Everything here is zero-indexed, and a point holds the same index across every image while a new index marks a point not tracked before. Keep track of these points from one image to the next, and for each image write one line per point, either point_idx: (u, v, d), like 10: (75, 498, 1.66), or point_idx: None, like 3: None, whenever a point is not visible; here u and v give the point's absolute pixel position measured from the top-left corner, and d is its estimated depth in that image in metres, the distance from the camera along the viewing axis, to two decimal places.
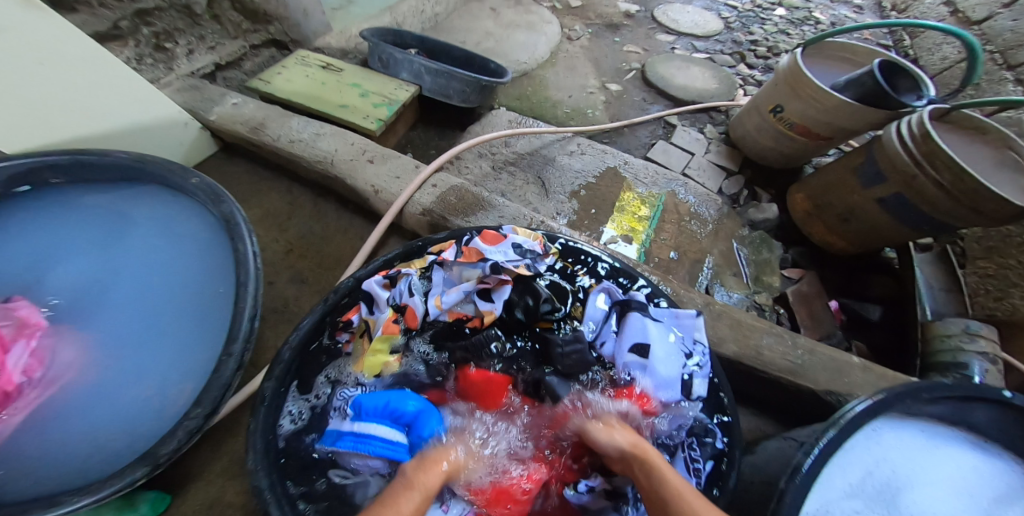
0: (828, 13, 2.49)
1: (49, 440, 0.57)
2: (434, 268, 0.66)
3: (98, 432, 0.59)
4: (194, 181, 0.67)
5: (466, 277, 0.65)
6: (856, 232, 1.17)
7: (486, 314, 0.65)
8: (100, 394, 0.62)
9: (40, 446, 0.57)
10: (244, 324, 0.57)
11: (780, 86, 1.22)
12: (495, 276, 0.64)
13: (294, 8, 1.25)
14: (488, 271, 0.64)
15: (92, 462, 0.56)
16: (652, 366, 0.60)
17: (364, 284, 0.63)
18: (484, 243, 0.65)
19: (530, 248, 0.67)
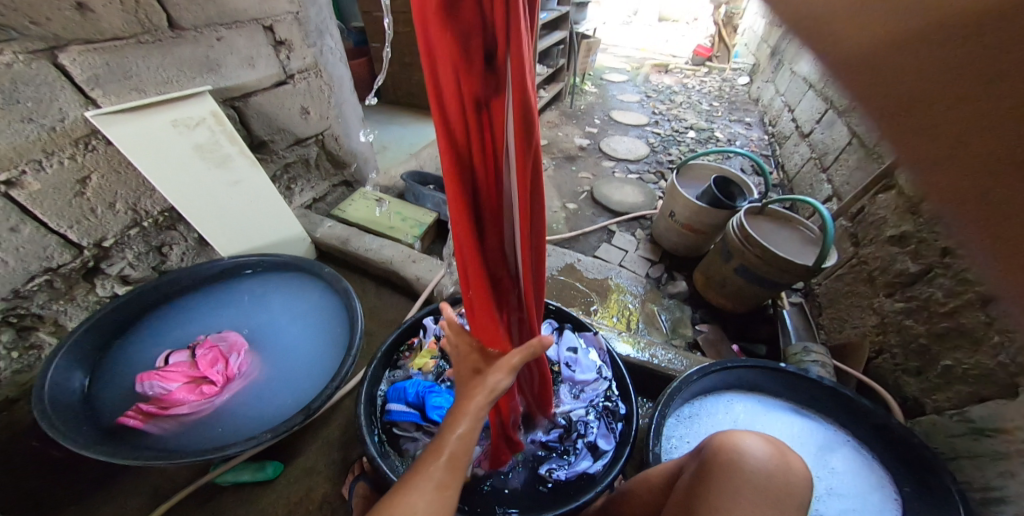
0: (727, 131, 3.43)
1: (234, 418, 1.02)
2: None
3: (259, 415, 1.03)
4: (325, 273, 1.24)
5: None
6: (731, 293, 1.76)
7: None
8: (264, 386, 1.09)
9: (234, 413, 1.03)
10: (356, 344, 1.07)
11: (669, 198, 1.93)
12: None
13: (359, 159, 2.02)
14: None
15: (257, 428, 0.99)
16: (579, 359, 1.14)
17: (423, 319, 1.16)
18: None
19: None
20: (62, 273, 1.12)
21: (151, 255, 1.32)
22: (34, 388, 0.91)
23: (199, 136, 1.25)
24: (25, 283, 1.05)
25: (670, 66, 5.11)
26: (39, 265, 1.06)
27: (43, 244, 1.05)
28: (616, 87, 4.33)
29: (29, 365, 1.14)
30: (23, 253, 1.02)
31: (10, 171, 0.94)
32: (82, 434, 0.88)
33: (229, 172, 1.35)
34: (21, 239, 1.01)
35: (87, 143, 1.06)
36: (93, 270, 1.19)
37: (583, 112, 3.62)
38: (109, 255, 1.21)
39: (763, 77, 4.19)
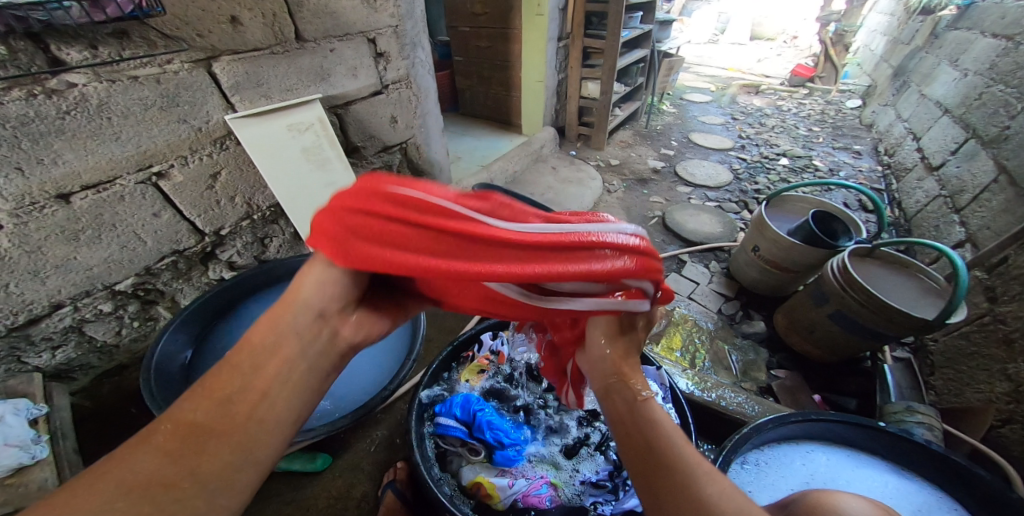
0: (827, 160, 3.06)
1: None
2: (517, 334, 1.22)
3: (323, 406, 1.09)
4: None
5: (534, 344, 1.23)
6: (823, 341, 1.55)
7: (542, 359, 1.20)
8: None
9: None
10: (416, 349, 1.10)
11: (755, 231, 1.75)
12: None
13: (435, 168, 2.15)
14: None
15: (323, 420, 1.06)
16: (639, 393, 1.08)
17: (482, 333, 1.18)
18: None
19: None
20: (185, 256, 1.31)
21: (254, 246, 1.50)
22: (146, 357, 1.07)
23: (306, 139, 1.41)
24: (156, 261, 1.23)
25: (763, 87, 4.73)
26: (170, 247, 1.25)
27: (176, 229, 1.24)
28: (698, 108, 4.10)
29: (143, 335, 1.31)
30: (159, 235, 1.20)
31: (162, 164, 1.13)
32: (174, 405, 1.01)
33: (325, 173, 1.51)
34: (160, 223, 1.19)
35: (223, 142, 1.24)
36: (210, 255, 1.38)
37: (660, 133, 3.48)
38: (224, 242, 1.40)
39: (880, 100, 3.72)
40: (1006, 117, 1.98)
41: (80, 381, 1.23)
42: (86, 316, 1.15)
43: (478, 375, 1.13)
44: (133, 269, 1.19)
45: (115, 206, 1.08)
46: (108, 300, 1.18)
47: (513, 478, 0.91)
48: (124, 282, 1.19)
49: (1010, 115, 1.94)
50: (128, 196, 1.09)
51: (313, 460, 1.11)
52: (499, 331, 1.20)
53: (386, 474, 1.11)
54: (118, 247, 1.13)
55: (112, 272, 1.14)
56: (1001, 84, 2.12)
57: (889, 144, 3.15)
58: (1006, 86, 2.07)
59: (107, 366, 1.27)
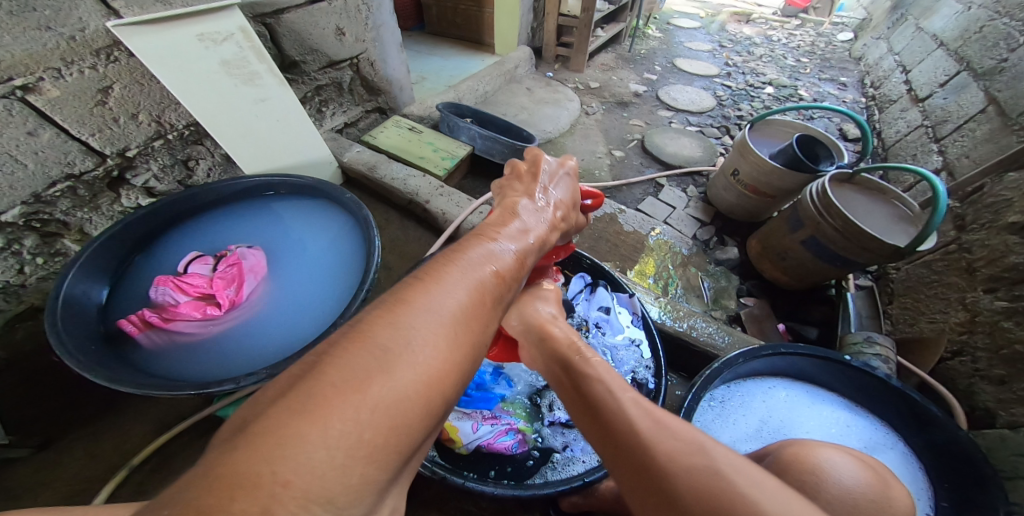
0: (813, 90, 2.89)
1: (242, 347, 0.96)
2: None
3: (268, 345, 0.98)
4: (347, 198, 1.16)
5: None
6: (792, 267, 1.56)
7: None
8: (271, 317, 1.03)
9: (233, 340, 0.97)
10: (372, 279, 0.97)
11: (736, 154, 1.64)
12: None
13: (394, 86, 1.76)
14: None
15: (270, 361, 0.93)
16: (610, 321, 1.00)
17: None
18: None
19: None
20: (86, 181, 0.99)
21: (176, 169, 1.16)
22: (47, 299, 0.84)
23: (225, 51, 1.04)
24: (46, 188, 0.91)
25: (754, 15, 4.28)
26: (60, 171, 0.92)
27: (65, 149, 0.90)
28: (685, 34, 3.71)
29: (55, 274, 1.03)
30: (43, 158, 0.87)
31: (27, 76, 0.78)
32: (85, 349, 0.83)
33: (256, 90, 1.13)
34: (40, 144, 0.86)
35: (110, 54, 0.88)
36: (118, 179, 1.06)
37: (644, 57, 3.15)
38: (133, 164, 1.06)
39: (874, 33, 3.51)
40: (1005, 49, 1.88)
41: None
42: None
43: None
44: (17, 197, 0.87)
45: None
46: None
47: (477, 422, 0.86)
48: (10, 212, 0.88)
49: (1010, 48, 1.84)
50: None
51: None
52: None
53: None
54: None
55: None
56: (1006, 17, 1.99)
57: (876, 77, 3.01)
58: (1012, 19, 1.94)
59: (18, 309, 0.98)
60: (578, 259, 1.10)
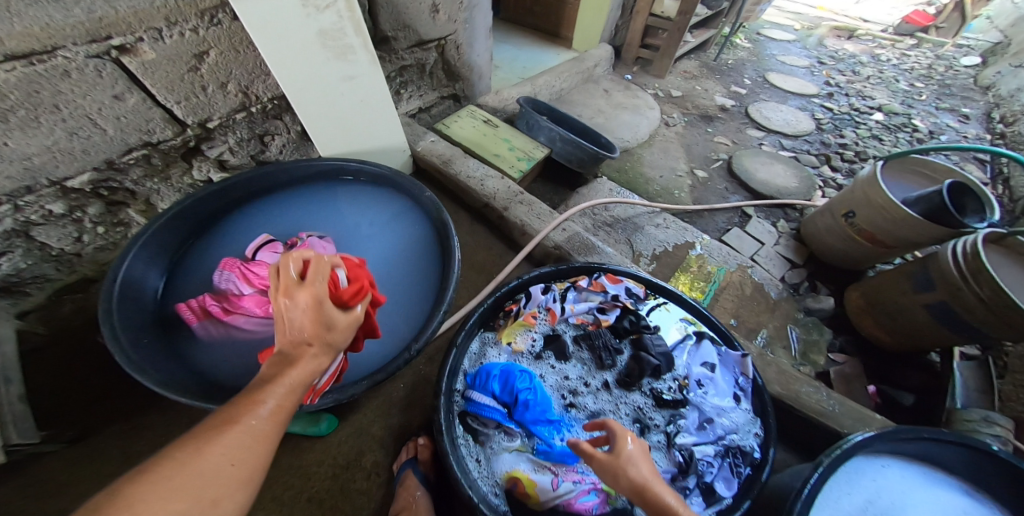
0: (929, 121, 2.54)
1: None
2: (571, 290, 0.90)
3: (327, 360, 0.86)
4: (426, 197, 1.03)
5: (591, 300, 0.90)
6: (901, 329, 1.35)
7: (603, 322, 0.88)
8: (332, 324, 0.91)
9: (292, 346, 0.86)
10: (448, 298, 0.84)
11: (854, 192, 1.41)
12: (615, 301, 0.90)
13: (475, 74, 1.65)
14: (612, 296, 0.90)
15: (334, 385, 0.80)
16: (714, 379, 0.86)
17: (531, 287, 0.88)
18: (607, 281, 0.91)
19: (636, 292, 0.92)
20: (162, 150, 0.93)
21: (252, 143, 1.09)
22: (106, 281, 0.76)
23: (325, 19, 0.93)
24: (121, 155, 0.86)
25: (859, 31, 3.84)
26: (139, 139, 0.86)
27: (147, 116, 0.84)
28: (778, 47, 3.38)
29: (113, 244, 1.01)
30: (123, 124, 0.82)
31: (126, 36, 0.72)
32: (139, 346, 0.74)
33: (347, 66, 1.03)
34: (124, 109, 0.80)
35: (213, 16, 0.81)
36: (194, 150, 1.00)
37: (731, 68, 2.88)
38: (211, 136, 1.00)
39: (1009, 60, 3.04)
40: None
41: (35, 296, 0.94)
42: (31, 219, 0.82)
43: (521, 337, 0.85)
44: (89, 163, 0.83)
45: (56, 86, 0.69)
46: (60, 200, 0.84)
47: (556, 477, 0.72)
48: (79, 178, 0.83)
49: None
50: (77, 72, 0.70)
51: (314, 424, 0.85)
52: (553, 284, 0.89)
53: (401, 453, 0.86)
54: (65, 135, 0.76)
55: (59, 165, 0.78)
56: None
57: (1010, 112, 2.61)
58: None
59: (68, 278, 0.98)
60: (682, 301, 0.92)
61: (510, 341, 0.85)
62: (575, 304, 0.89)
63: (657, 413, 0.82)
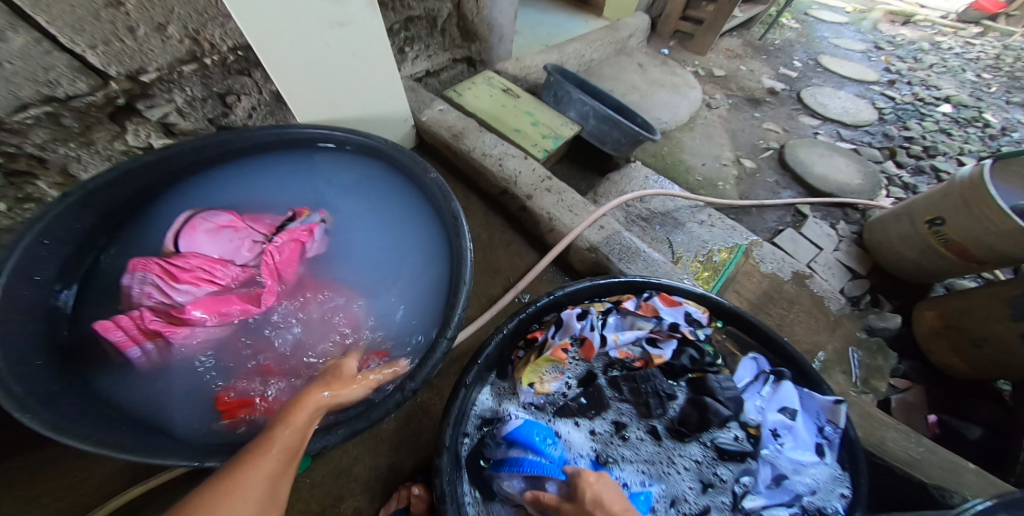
0: (1002, 116, 2.23)
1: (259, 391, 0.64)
2: (613, 314, 0.71)
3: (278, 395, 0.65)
4: (432, 179, 0.82)
5: (639, 327, 0.71)
6: (983, 361, 1.14)
7: (654, 358, 0.68)
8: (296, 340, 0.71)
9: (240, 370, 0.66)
10: (459, 317, 0.63)
11: (947, 197, 1.16)
12: (671, 330, 0.70)
13: (494, 34, 1.40)
14: (666, 324, 0.70)
15: None
16: (794, 429, 0.63)
17: (562, 312, 0.68)
18: (661, 303, 0.72)
19: (697, 318, 0.72)
20: (75, 108, 0.68)
21: (210, 103, 0.86)
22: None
23: None
24: (11, 113, 0.62)
25: (917, 15, 3.46)
26: (38, 92, 0.63)
27: (47, 63, 0.61)
28: (828, 28, 3.03)
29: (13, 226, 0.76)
30: (8, 72, 0.58)
31: None
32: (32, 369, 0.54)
33: (334, 10, 0.80)
34: (9, 51, 0.57)
35: None
36: (125, 108, 0.76)
37: (778, 48, 2.57)
38: (149, 93, 0.76)
39: None
40: None
41: None
42: None
43: (548, 376, 0.66)
44: None
45: None
46: None
47: None
48: None
49: None
50: None
51: None
52: (591, 308, 0.70)
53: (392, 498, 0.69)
54: None
55: None
56: None
57: None
58: None
59: None
60: (760, 331, 0.72)
61: (529, 380, 0.66)
62: (618, 334, 0.70)
63: (721, 467, 0.61)
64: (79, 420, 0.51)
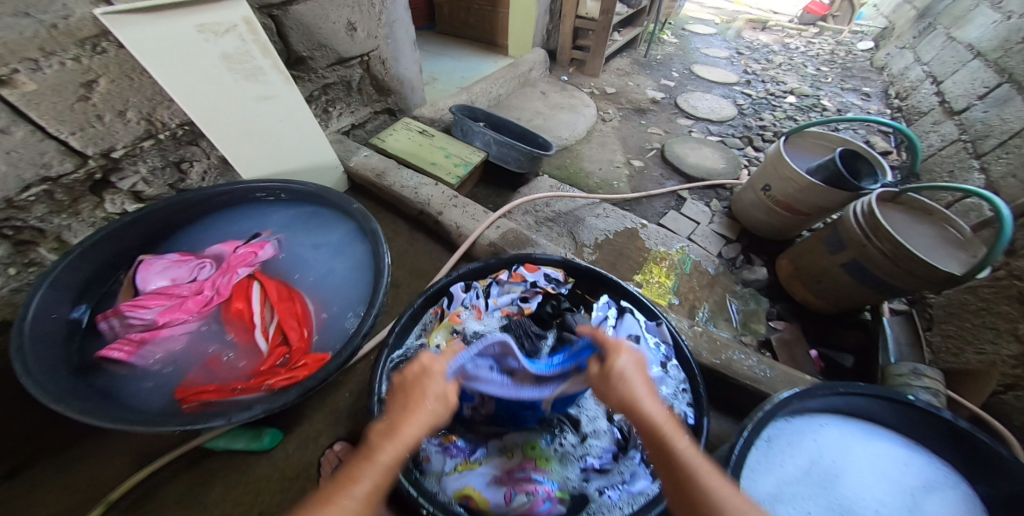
0: (836, 100, 2.77)
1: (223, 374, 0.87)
2: (492, 284, 0.97)
3: (237, 371, 0.88)
4: (352, 209, 1.06)
5: (512, 290, 0.96)
6: (828, 292, 1.42)
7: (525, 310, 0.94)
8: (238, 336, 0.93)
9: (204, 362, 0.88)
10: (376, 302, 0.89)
11: (768, 168, 1.52)
12: (535, 289, 0.96)
13: (406, 87, 1.67)
14: (531, 284, 0.96)
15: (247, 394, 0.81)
16: (639, 349, 0.92)
17: (450, 287, 0.95)
18: (526, 271, 0.98)
19: (555, 277, 0.99)
20: (65, 185, 0.87)
21: (168, 171, 1.07)
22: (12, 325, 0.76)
23: (227, 43, 0.93)
24: (19, 192, 0.79)
25: (770, 23, 4.16)
26: (36, 174, 0.80)
27: (40, 149, 0.79)
28: (701, 41, 3.62)
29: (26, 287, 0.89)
30: (14, 158, 0.76)
31: None
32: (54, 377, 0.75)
33: (258, 86, 1.02)
34: (12, 143, 0.75)
35: (95, 44, 0.79)
36: (103, 182, 0.96)
37: (660, 63, 3.05)
38: (120, 167, 0.96)
39: (898, 42, 3.35)
40: None
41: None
42: None
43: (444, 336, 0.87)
44: None
45: None
46: None
47: (511, 489, 0.75)
48: None
49: None
50: None
51: (258, 439, 0.96)
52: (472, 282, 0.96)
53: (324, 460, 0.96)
54: None
55: None
56: None
57: (902, 87, 2.84)
58: None
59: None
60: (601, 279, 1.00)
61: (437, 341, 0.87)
62: (497, 298, 0.95)
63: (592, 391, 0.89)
64: (95, 407, 0.73)
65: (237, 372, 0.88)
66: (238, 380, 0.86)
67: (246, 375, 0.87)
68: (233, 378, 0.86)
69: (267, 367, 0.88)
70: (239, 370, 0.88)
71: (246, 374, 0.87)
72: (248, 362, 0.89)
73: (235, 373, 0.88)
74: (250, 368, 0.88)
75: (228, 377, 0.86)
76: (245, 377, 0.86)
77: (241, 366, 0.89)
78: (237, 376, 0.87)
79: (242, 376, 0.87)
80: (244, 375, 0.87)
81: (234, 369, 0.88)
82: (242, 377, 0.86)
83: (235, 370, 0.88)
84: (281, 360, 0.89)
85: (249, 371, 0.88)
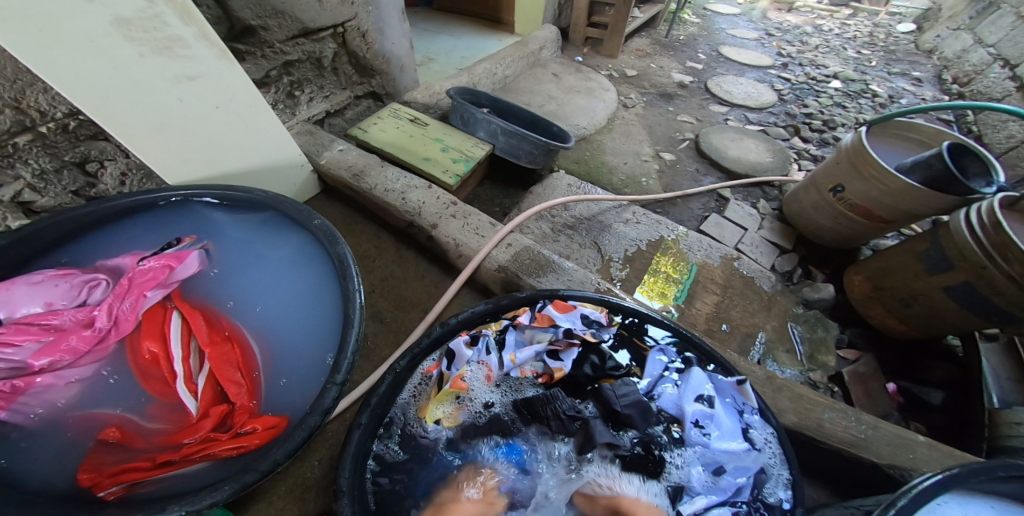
0: (885, 85, 2.45)
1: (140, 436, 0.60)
2: (508, 330, 0.68)
3: (160, 432, 0.61)
4: (315, 223, 0.78)
5: (539, 340, 0.67)
6: (919, 318, 1.14)
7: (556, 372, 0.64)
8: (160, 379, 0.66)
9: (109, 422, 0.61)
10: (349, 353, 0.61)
11: (840, 165, 1.22)
12: (569, 338, 0.65)
13: (393, 65, 1.38)
14: (563, 333, 0.66)
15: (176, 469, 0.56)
16: (716, 416, 0.60)
17: (450, 340, 0.66)
18: (555, 311, 0.68)
19: (595, 318, 0.69)
20: None
21: (67, 174, 0.79)
22: None
23: (124, 2, 0.62)
24: None
25: (799, 1, 3.80)
26: None
27: None
28: (725, 20, 3.28)
29: None
30: None
31: None
32: None
33: (178, 64, 0.73)
34: None
35: None
36: None
37: (684, 44, 2.72)
38: None
39: (948, 21, 3.01)
40: None
41: None
42: None
43: (448, 408, 0.61)
44: None
45: None
46: None
47: None
48: None
49: None
50: None
51: None
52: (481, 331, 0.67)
53: None
54: None
55: None
56: None
57: (960, 72, 2.52)
58: None
59: None
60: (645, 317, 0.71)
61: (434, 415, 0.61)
62: (516, 352, 0.65)
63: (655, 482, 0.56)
64: None
65: (158, 434, 0.60)
66: (158, 446, 0.59)
67: (169, 439, 0.60)
68: (152, 443, 0.59)
69: (200, 425, 0.61)
70: (159, 432, 0.61)
71: (170, 438, 0.60)
72: (175, 419, 0.62)
73: (152, 436, 0.61)
74: (178, 427, 0.61)
75: (143, 443, 0.59)
76: (166, 443, 0.59)
77: (161, 426, 0.61)
78: (157, 442, 0.60)
79: (166, 439, 0.60)
80: (168, 436, 0.60)
81: (150, 430, 0.61)
82: (163, 443, 0.59)
83: (153, 431, 0.61)
84: (222, 415, 0.62)
85: (176, 430, 0.61)
